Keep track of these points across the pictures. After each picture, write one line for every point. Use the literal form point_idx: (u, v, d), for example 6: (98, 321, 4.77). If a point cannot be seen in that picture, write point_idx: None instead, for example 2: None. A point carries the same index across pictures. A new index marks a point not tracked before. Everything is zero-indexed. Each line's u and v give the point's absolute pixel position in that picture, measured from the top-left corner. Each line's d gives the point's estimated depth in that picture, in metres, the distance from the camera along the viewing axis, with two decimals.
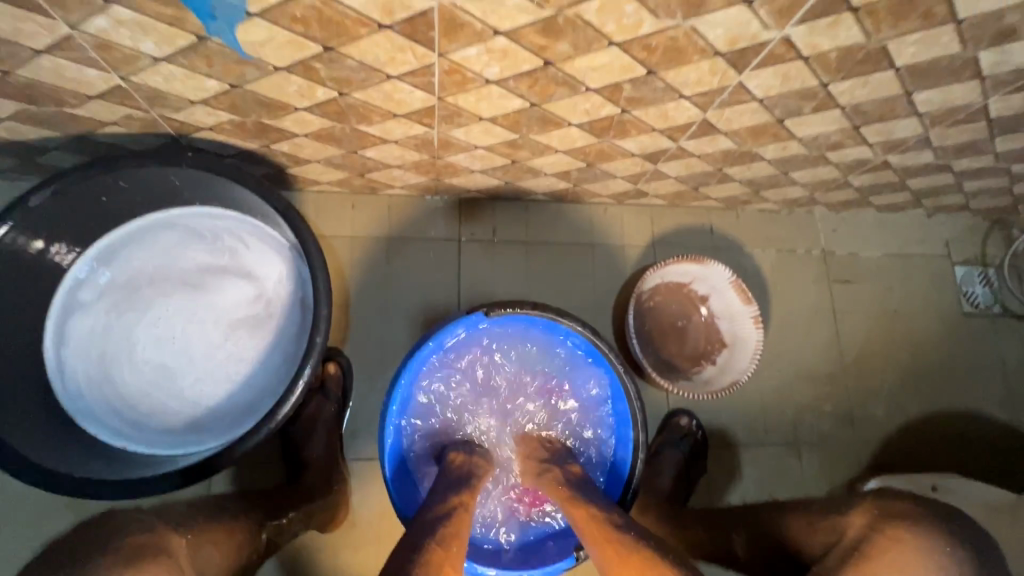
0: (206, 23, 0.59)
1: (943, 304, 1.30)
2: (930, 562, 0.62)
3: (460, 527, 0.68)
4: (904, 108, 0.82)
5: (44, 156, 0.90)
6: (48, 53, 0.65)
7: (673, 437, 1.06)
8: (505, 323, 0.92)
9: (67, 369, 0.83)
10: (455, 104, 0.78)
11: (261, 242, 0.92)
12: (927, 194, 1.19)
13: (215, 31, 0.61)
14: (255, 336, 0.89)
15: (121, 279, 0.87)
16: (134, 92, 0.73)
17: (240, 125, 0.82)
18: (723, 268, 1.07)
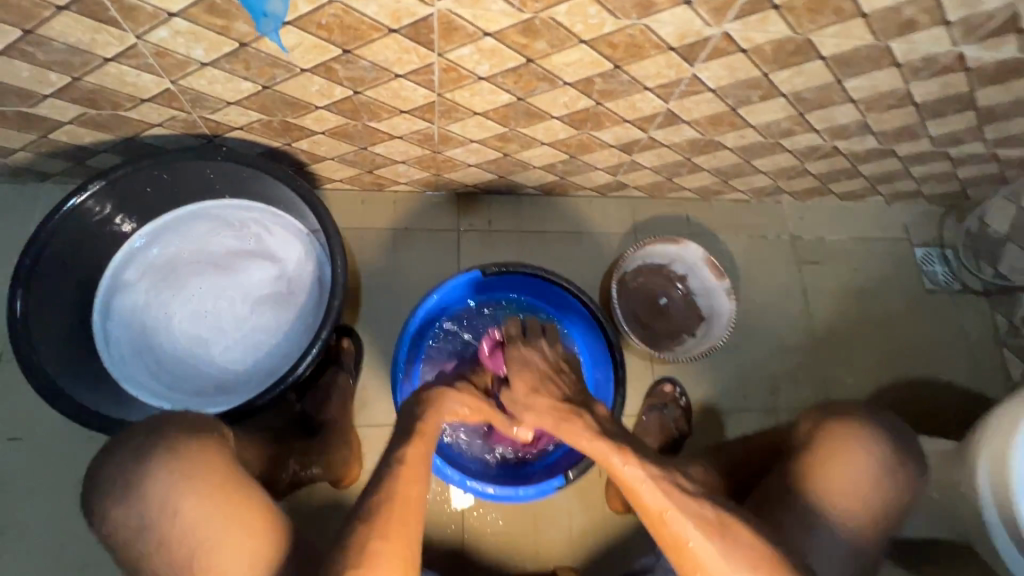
0: (258, 21, 0.71)
1: (906, 282, 1.40)
2: (860, 440, 0.80)
3: (420, 448, 0.71)
4: (839, 95, 0.96)
5: (93, 158, 1.03)
6: (115, 61, 0.78)
7: (657, 402, 1.16)
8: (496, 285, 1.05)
9: (111, 339, 0.94)
10: (452, 99, 0.91)
11: (283, 229, 1.03)
12: (881, 180, 1.32)
13: (264, 29, 0.72)
14: (278, 311, 1.00)
15: (160, 261, 0.98)
16: (180, 95, 0.87)
17: (267, 124, 0.95)
18: (697, 247, 1.19)
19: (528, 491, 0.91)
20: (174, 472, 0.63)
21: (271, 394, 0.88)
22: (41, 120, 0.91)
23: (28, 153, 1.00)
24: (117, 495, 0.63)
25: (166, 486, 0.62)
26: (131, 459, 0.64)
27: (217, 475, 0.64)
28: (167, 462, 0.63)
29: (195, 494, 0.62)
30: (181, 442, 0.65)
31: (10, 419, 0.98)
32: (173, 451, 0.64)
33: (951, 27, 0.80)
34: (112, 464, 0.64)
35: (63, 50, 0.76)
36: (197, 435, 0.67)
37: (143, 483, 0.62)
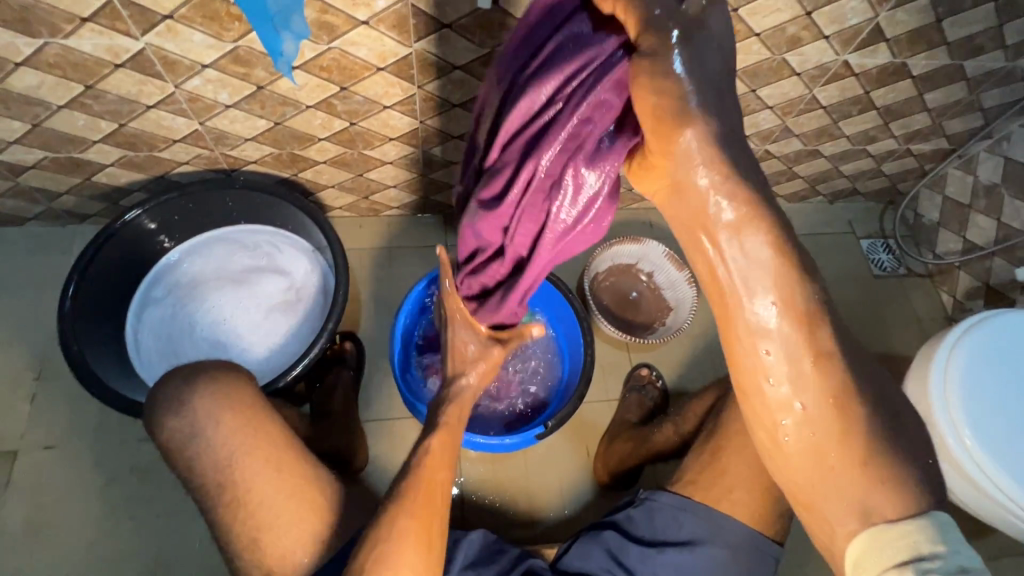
0: (275, 59, 0.79)
1: (856, 270, 1.55)
2: None
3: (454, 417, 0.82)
4: (756, 103, 1.14)
5: (127, 198, 1.19)
6: (155, 107, 0.96)
7: (636, 385, 1.25)
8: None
9: (143, 347, 1.07)
10: (432, 125, 1.09)
11: (292, 247, 1.18)
12: (817, 180, 1.49)
13: (281, 69, 0.82)
14: (288, 316, 1.13)
15: (184, 279, 1.13)
16: (206, 135, 1.04)
17: (278, 157, 1.12)
18: (658, 245, 1.34)
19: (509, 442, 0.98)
20: (218, 393, 0.77)
21: (284, 380, 1.01)
22: (87, 164, 1.08)
23: (71, 196, 1.16)
24: (170, 410, 0.77)
25: (210, 404, 0.76)
26: (182, 385, 0.77)
27: (252, 399, 0.78)
28: (212, 385, 0.77)
29: (233, 411, 0.76)
30: (221, 375, 0.79)
31: (47, 428, 1.08)
32: (217, 378, 0.78)
33: (830, 39, 0.99)
34: (167, 390, 0.78)
35: (115, 101, 0.94)
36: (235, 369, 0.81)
37: (192, 402, 0.76)
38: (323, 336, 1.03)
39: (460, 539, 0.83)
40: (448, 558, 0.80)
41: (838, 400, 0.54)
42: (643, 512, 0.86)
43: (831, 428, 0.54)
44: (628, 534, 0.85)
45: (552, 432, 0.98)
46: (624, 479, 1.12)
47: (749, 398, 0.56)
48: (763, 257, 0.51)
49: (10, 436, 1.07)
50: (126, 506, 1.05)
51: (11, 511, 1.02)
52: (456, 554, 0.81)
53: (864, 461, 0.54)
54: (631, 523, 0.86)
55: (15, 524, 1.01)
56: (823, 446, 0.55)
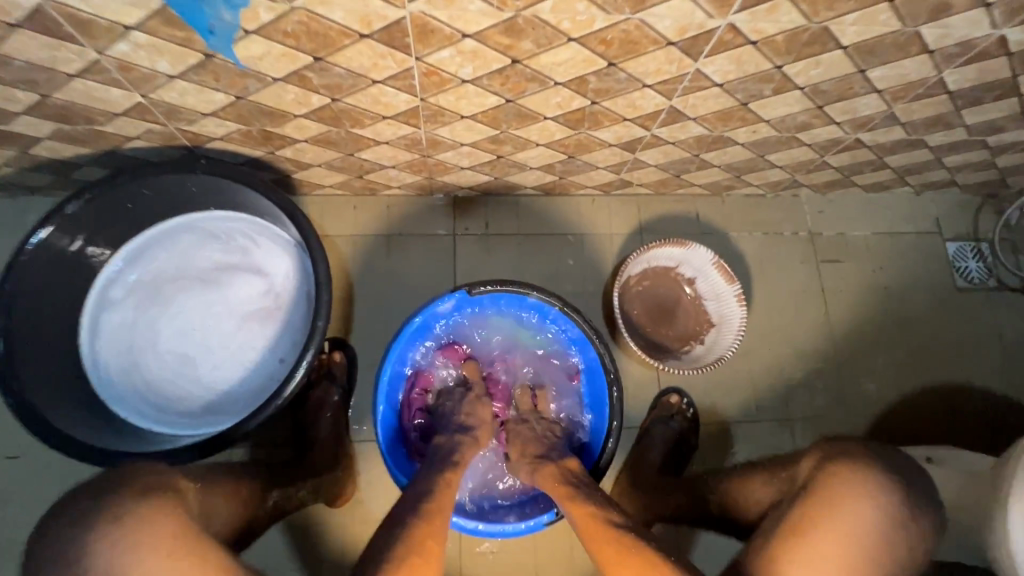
0: (205, 38, 0.68)
1: (937, 279, 1.31)
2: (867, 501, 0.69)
3: (444, 503, 0.77)
4: (862, 86, 0.87)
5: (78, 172, 1.00)
6: (80, 77, 0.75)
7: (663, 415, 1.10)
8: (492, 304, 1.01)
9: (100, 359, 0.93)
10: (437, 104, 0.85)
11: (269, 241, 1.00)
12: (909, 171, 1.22)
13: (215, 47, 0.69)
14: (266, 326, 0.97)
15: (145, 279, 0.96)
16: (153, 108, 0.83)
17: (247, 133, 0.91)
18: (705, 250, 1.11)
19: (519, 525, 0.88)
20: (124, 543, 0.61)
21: (256, 419, 0.85)
22: (19, 137, 0.88)
23: (11, 169, 0.98)
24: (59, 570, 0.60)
25: (112, 557, 0.60)
26: (76, 527, 0.62)
27: (164, 545, 0.62)
28: (110, 531, 0.61)
29: (147, 563, 0.61)
30: (125, 511, 0.63)
31: (10, 436, 0.99)
32: (124, 519, 0.62)
33: (991, 8, 0.71)
34: (53, 538, 0.62)
35: (26, 69, 0.73)
36: (140, 494, 0.65)
37: (87, 556, 0.60)
38: (304, 358, 0.89)
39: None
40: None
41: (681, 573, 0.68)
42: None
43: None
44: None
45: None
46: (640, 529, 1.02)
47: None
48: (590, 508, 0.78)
49: None
50: None
51: None
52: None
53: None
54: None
55: None
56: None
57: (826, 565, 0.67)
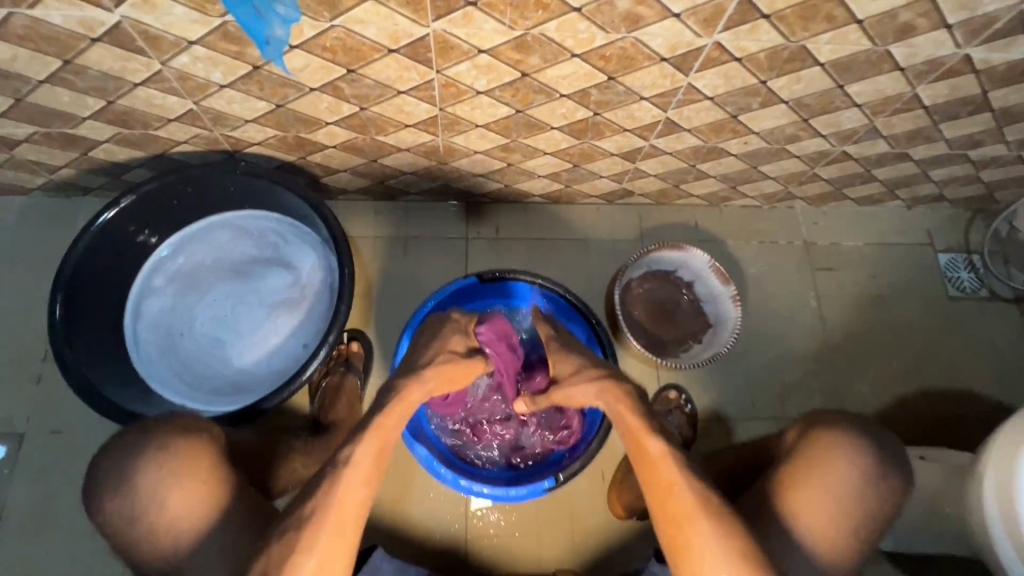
0: (260, 46, 0.76)
1: (929, 288, 1.36)
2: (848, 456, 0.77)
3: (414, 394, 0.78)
4: (843, 100, 0.95)
5: (128, 173, 1.11)
6: (143, 85, 0.85)
7: (661, 410, 1.16)
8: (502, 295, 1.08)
9: (141, 340, 1.01)
10: (454, 113, 0.95)
11: (298, 238, 1.09)
12: (898, 184, 1.28)
13: (267, 56, 0.78)
14: (292, 315, 1.05)
15: (185, 269, 1.06)
16: (202, 115, 0.93)
17: (283, 139, 1.01)
18: (702, 253, 1.18)
19: (519, 490, 0.90)
20: (164, 468, 0.71)
21: (282, 395, 0.93)
22: (82, 140, 0.99)
23: (70, 170, 1.09)
24: (111, 489, 0.71)
25: (158, 479, 0.70)
26: (121, 451, 0.72)
27: (197, 472, 0.72)
28: (153, 455, 0.72)
29: (186, 488, 0.71)
30: (172, 441, 0.74)
31: (52, 413, 1.07)
32: (164, 445, 0.73)
33: (953, 29, 0.79)
34: (110, 460, 0.72)
35: (99, 77, 0.83)
36: (177, 429, 0.75)
37: (135, 475, 0.70)
38: (325, 343, 0.96)
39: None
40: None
41: (728, 532, 0.67)
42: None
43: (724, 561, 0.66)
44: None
45: (562, 485, 0.92)
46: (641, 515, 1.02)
47: (665, 524, 0.70)
48: (659, 445, 0.73)
49: (16, 418, 1.06)
50: None
51: (19, 493, 1.02)
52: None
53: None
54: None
55: (21, 507, 1.02)
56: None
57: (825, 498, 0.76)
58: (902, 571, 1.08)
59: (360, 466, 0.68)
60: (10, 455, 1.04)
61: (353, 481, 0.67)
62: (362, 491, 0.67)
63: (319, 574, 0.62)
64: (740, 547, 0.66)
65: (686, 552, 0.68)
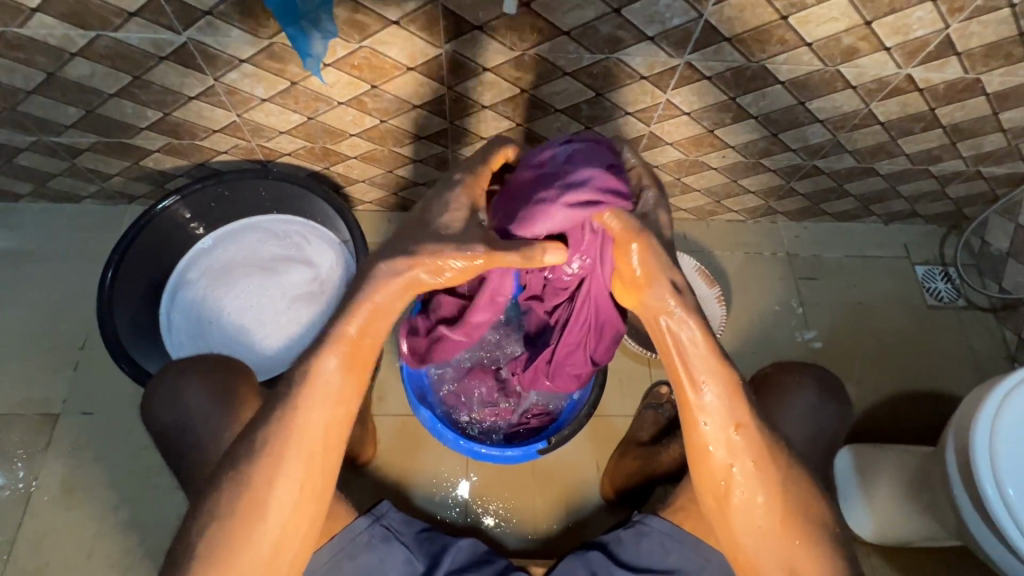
0: (304, 60, 0.84)
1: (908, 297, 1.43)
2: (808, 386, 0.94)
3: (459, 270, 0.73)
4: (806, 116, 1.07)
5: (171, 182, 1.25)
6: (196, 99, 1.00)
7: (654, 401, 1.16)
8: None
9: (174, 326, 1.12)
10: (461, 126, 1.07)
11: (319, 239, 1.20)
12: (871, 200, 1.39)
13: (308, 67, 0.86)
14: (311, 308, 1.15)
15: (216, 264, 1.17)
16: (243, 126, 1.07)
17: (311, 150, 1.14)
18: (689, 258, 1.29)
19: (515, 453, 0.96)
20: (207, 385, 0.82)
21: None
22: (136, 149, 1.13)
23: (121, 178, 1.23)
24: (165, 408, 0.82)
25: (201, 403, 0.81)
26: (169, 370, 0.84)
27: (233, 391, 0.82)
28: (199, 373, 0.83)
29: (223, 405, 0.81)
30: (211, 372, 0.83)
31: (87, 396, 1.16)
32: (205, 367, 0.83)
33: (891, 51, 0.92)
34: (159, 385, 0.83)
35: (160, 91, 0.98)
36: (215, 358, 0.85)
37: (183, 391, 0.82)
38: None
39: (450, 543, 0.84)
40: (435, 563, 0.82)
41: (769, 462, 0.73)
42: (633, 534, 0.87)
43: (765, 488, 0.73)
44: (615, 556, 0.86)
45: (556, 449, 0.98)
46: (629, 499, 1.08)
47: (710, 454, 0.73)
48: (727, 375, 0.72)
49: (54, 399, 1.15)
50: (149, 478, 1.10)
51: (52, 469, 1.10)
52: (447, 559, 0.82)
53: (790, 526, 0.74)
54: (619, 545, 0.87)
55: (51, 482, 1.09)
56: (754, 504, 0.73)
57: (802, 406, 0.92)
58: (890, 560, 1.10)
59: (328, 382, 0.71)
60: (46, 433, 1.12)
61: (322, 400, 0.71)
62: (330, 406, 0.71)
63: (306, 479, 0.70)
64: (777, 471, 0.74)
65: (730, 480, 0.73)
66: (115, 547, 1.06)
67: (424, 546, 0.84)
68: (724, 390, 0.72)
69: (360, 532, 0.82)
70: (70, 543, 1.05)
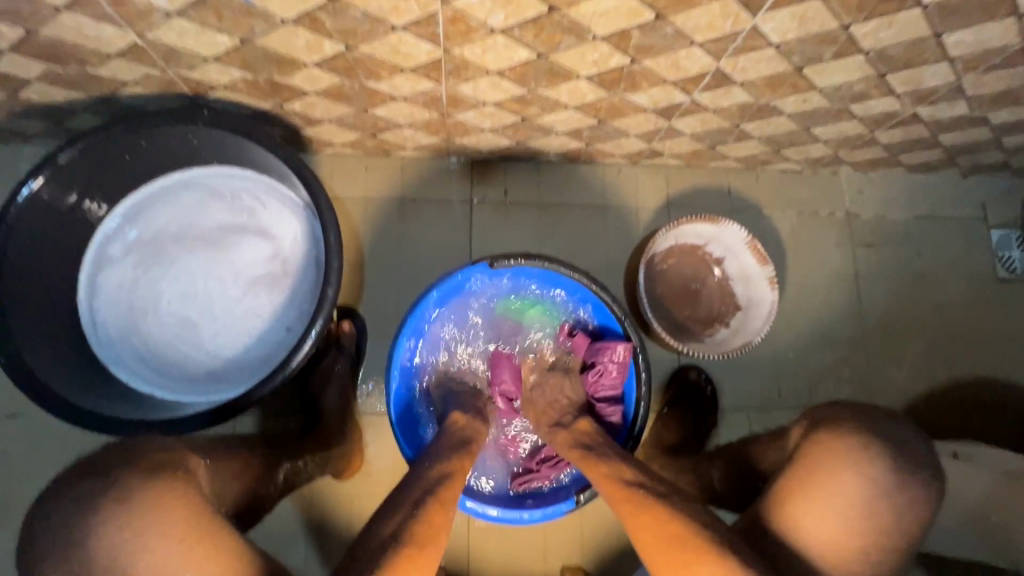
0: None
1: (976, 267, 1.23)
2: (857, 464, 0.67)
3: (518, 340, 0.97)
4: (934, 53, 0.78)
5: (72, 120, 0.93)
6: (67, 11, 0.67)
7: (680, 390, 1.06)
8: (537, 280, 0.95)
9: (97, 319, 0.88)
10: (461, 56, 0.77)
11: (276, 201, 0.94)
12: (961, 151, 1.13)
13: None
14: (273, 293, 0.92)
15: (146, 236, 0.91)
16: (150, 50, 0.76)
17: (253, 83, 0.83)
18: (738, 228, 1.05)
19: (536, 513, 0.84)
20: (124, 522, 0.55)
21: (261, 390, 0.80)
22: (6, 79, 0.81)
23: (1, 113, 0.91)
24: (58, 554, 0.54)
25: (117, 541, 0.55)
26: (82, 535, 0.54)
27: (211, 552, 0.58)
28: (135, 538, 0.55)
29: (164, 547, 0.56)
30: (133, 491, 0.57)
31: (9, 396, 0.96)
32: (125, 493, 0.56)
33: None
34: (52, 511, 0.56)
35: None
36: (166, 499, 0.58)
37: (123, 569, 0.54)
38: (311, 330, 0.82)
39: None
40: None
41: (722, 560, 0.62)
42: None
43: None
44: None
45: (584, 504, 0.86)
46: None
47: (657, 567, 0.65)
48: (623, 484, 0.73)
49: None
50: None
51: None
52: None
53: None
54: None
55: None
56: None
57: (830, 509, 0.66)
58: None
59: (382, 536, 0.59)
60: None
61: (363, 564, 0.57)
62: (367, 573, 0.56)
63: None
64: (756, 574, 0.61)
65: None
66: None
67: None
68: (634, 499, 0.70)
69: None
70: (14, 565, 0.92)
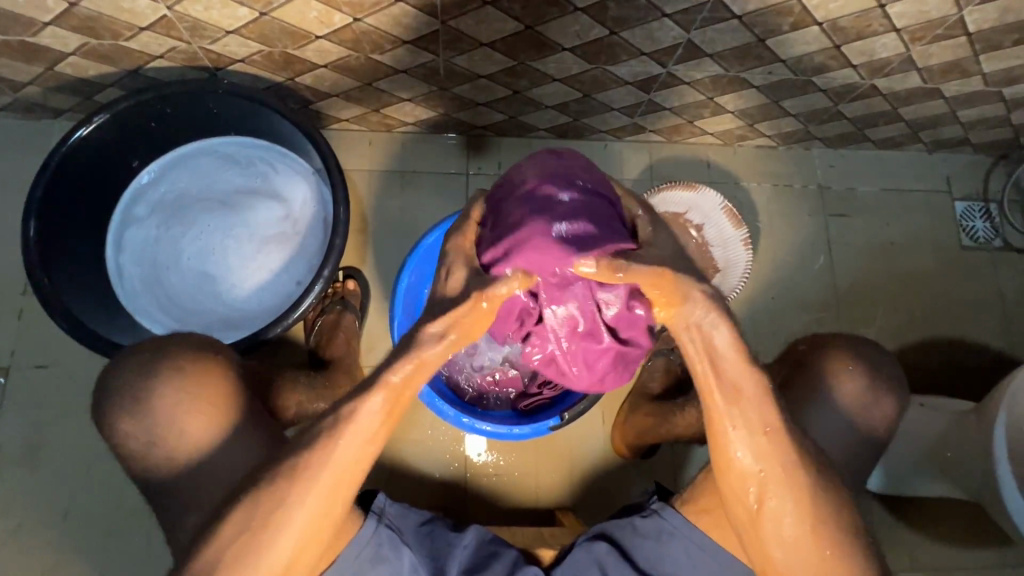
0: None
1: (942, 236, 1.31)
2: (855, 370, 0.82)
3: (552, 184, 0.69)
4: (881, 24, 0.87)
5: (100, 94, 1.02)
6: None
7: (665, 345, 1.07)
8: None
9: (124, 273, 0.97)
10: (456, 28, 0.86)
11: (288, 167, 1.02)
12: (922, 126, 1.21)
13: None
14: (283, 250, 0.99)
15: (169, 198, 0.99)
16: (178, 23, 0.84)
17: (268, 55, 0.92)
18: (716, 194, 1.14)
19: (525, 428, 0.91)
20: (177, 384, 0.72)
21: (274, 332, 0.88)
22: (45, 52, 0.90)
23: (36, 88, 1.00)
24: (122, 406, 0.72)
25: (168, 399, 0.72)
26: (139, 398, 0.72)
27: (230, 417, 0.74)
28: (181, 397, 0.72)
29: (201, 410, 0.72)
30: (184, 364, 0.74)
31: (37, 348, 1.03)
32: (175, 364, 0.73)
33: None
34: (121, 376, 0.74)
35: None
36: (201, 373, 0.74)
37: (167, 422, 0.71)
38: (317, 282, 0.89)
39: (453, 541, 0.81)
40: (441, 566, 0.78)
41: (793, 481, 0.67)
42: (653, 528, 0.81)
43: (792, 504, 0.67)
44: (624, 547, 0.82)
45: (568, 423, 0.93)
46: (646, 450, 1.04)
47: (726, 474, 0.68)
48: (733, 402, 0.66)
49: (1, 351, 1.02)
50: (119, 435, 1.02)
51: (11, 426, 1.00)
52: (452, 560, 0.79)
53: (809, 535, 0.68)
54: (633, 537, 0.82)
55: (11, 441, 1.00)
56: (764, 519, 0.68)
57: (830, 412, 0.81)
58: (895, 512, 1.09)
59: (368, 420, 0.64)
60: None
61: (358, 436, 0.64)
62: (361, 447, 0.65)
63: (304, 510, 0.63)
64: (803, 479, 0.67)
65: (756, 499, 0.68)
66: (91, 508, 0.99)
67: (424, 541, 0.81)
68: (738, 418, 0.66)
69: (368, 539, 0.76)
70: (41, 503, 0.99)
